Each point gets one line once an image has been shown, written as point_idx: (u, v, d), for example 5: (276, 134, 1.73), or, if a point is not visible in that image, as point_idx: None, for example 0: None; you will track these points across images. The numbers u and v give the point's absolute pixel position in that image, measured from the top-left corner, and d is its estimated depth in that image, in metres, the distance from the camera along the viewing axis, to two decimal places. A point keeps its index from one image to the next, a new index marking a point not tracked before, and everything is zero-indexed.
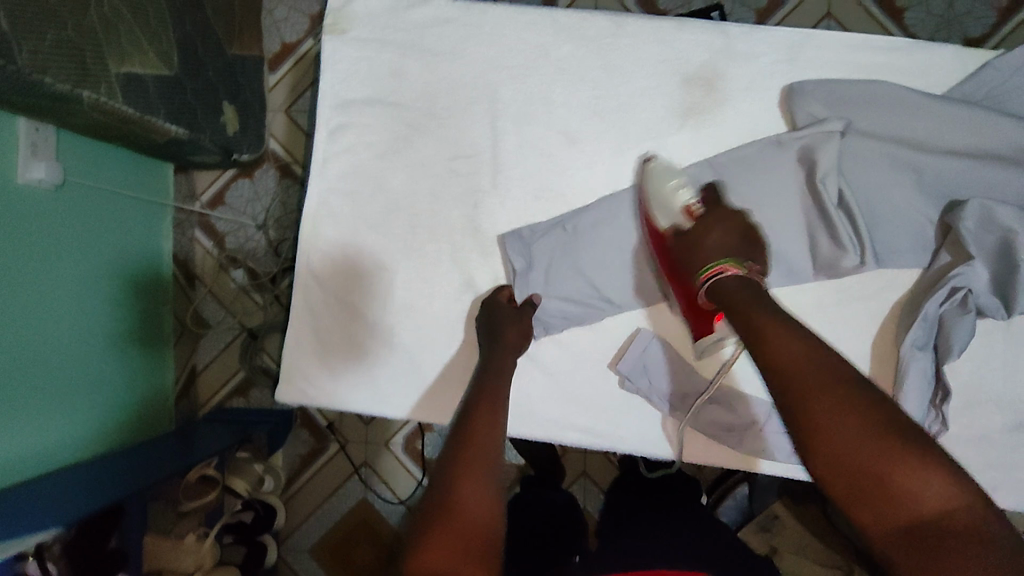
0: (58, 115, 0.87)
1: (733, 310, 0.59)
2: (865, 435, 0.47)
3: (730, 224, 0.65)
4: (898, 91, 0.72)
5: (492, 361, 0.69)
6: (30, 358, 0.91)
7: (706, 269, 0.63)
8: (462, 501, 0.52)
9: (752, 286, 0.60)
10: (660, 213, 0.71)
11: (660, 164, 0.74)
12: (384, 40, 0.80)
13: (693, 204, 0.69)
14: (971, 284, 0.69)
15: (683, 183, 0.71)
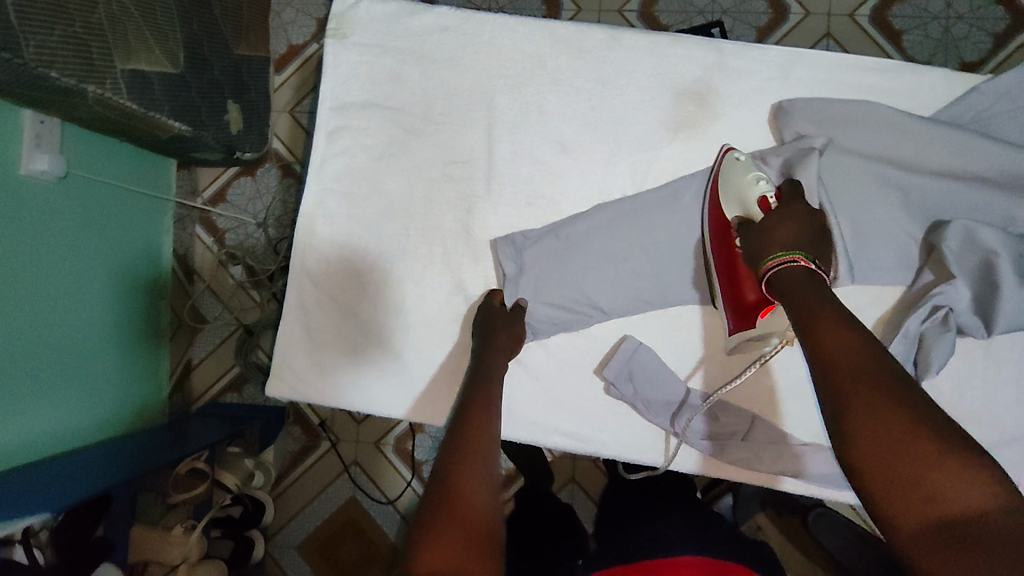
0: (63, 108, 0.89)
1: (792, 301, 0.59)
2: (904, 430, 0.46)
3: (806, 222, 0.66)
4: (884, 112, 0.74)
5: (482, 364, 0.70)
6: (29, 346, 0.92)
7: (772, 256, 0.63)
8: (461, 498, 0.52)
9: (819, 283, 0.60)
10: (730, 201, 0.71)
11: (741, 154, 0.74)
12: (385, 46, 0.82)
13: (769, 196, 0.69)
14: (953, 302, 0.70)
15: (763, 176, 0.71)
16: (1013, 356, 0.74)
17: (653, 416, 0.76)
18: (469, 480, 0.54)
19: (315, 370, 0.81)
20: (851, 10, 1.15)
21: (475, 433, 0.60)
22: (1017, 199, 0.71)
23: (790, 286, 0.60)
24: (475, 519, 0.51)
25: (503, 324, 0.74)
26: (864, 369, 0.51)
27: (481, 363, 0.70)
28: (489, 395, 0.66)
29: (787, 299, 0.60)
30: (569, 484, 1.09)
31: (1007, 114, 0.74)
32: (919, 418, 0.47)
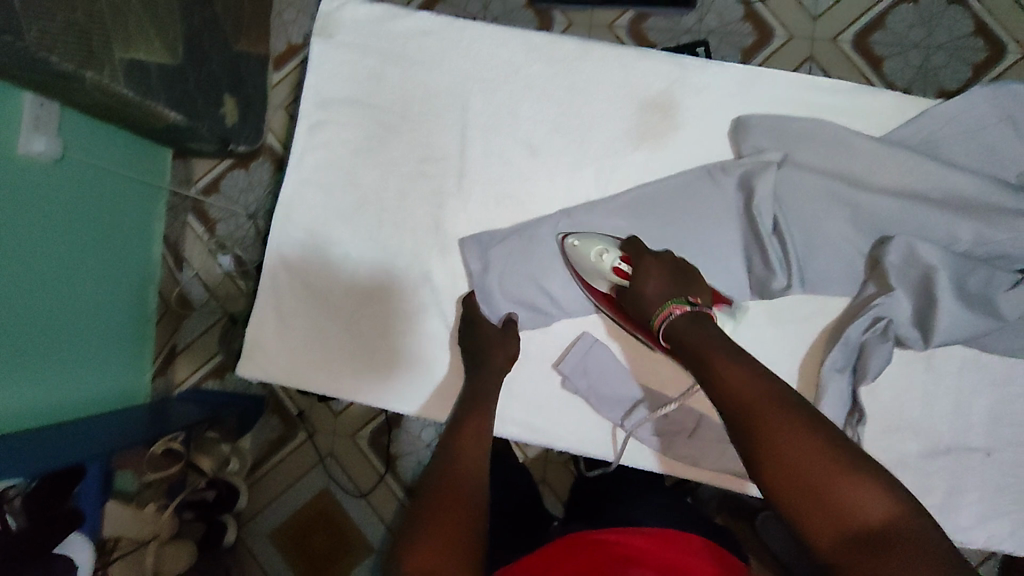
0: (64, 93, 0.93)
1: (689, 347, 0.66)
2: (812, 452, 0.52)
3: (664, 267, 0.74)
4: (835, 130, 0.78)
5: (471, 374, 0.77)
6: (16, 318, 0.95)
7: (656, 319, 0.71)
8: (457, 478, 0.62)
9: (701, 320, 0.68)
10: (596, 280, 0.77)
11: (575, 237, 0.78)
12: (368, 46, 0.86)
13: (619, 263, 0.76)
14: (892, 314, 0.74)
15: (604, 246, 0.76)
16: (954, 370, 0.77)
17: (606, 413, 0.79)
18: (460, 476, 0.62)
19: (285, 351, 0.84)
20: (834, 35, 1.19)
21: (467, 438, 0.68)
22: (958, 218, 0.74)
23: (679, 336, 0.67)
24: (458, 503, 0.59)
25: (471, 323, 0.80)
26: (767, 398, 0.56)
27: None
28: (483, 398, 0.74)
29: (682, 345, 0.67)
30: (542, 486, 1.08)
31: (953, 138, 0.78)
32: (824, 442, 0.52)
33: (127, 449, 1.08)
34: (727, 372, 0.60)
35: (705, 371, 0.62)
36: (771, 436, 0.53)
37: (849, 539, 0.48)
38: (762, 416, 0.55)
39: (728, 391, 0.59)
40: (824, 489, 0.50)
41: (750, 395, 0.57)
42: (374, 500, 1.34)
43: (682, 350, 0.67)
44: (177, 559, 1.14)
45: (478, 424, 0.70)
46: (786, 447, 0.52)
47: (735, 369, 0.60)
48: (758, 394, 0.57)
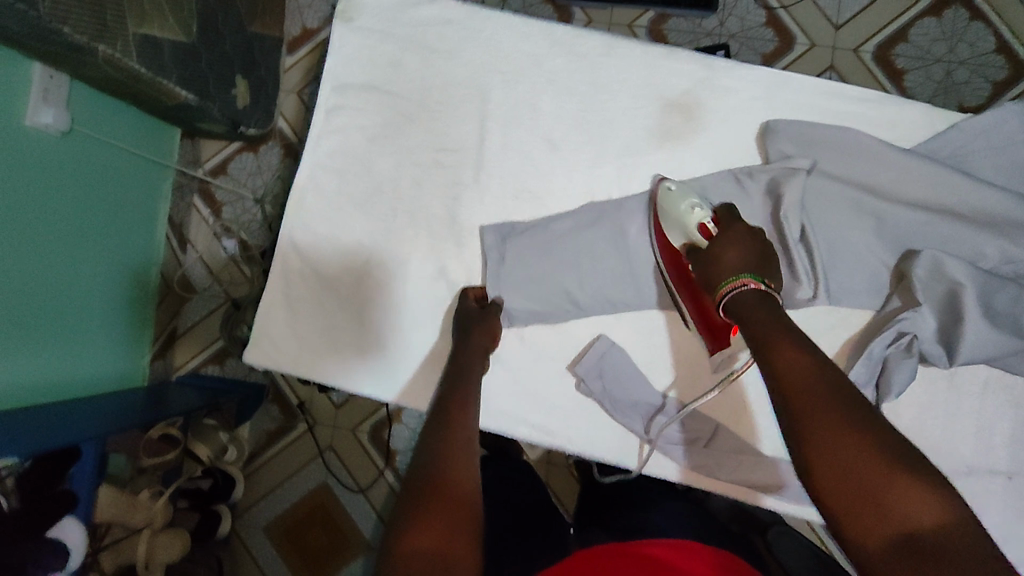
0: (73, 65, 0.91)
1: (750, 329, 0.62)
2: (859, 444, 0.50)
3: (753, 245, 0.68)
4: (865, 140, 0.75)
5: (460, 358, 0.74)
6: (15, 294, 0.93)
7: (723, 284, 0.66)
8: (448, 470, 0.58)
9: (771, 304, 0.63)
10: (673, 231, 0.73)
11: (674, 184, 0.74)
12: (387, 32, 0.84)
13: (707, 221, 0.70)
14: (917, 330, 0.72)
15: (699, 201, 0.72)
16: (974, 389, 0.75)
17: (621, 417, 0.77)
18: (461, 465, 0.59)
19: (293, 340, 0.82)
20: (856, 45, 1.18)
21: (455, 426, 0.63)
22: (987, 234, 0.73)
23: (743, 310, 0.63)
24: (452, 498, 0.54)
25: (478, 321, 0.76)
26: (818, 385, 0.55)
27: (468, 361, 0.73)
28: (468, 389, 0.69)
29: (748, 321, 0.63)
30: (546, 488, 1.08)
31: (984, 152, 0.76)
32: (873, 437, 0.50)
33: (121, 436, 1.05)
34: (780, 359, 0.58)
35: (759, 354, 0.60)
36: (823, 426, 0.52)
37: (885, 537, 0.47)
38: (811, 410, 0.53)
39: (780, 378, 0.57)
40: (869, 486, 0.48)
41: (804, 385, 0.55)
42: (372, 496, 1.33)
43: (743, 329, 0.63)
44: (171, 546, 1.12)
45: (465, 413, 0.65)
46: (834, 441, 0.51)
47: (790, 357, 0.58)
48: (811, 379, 0.55)
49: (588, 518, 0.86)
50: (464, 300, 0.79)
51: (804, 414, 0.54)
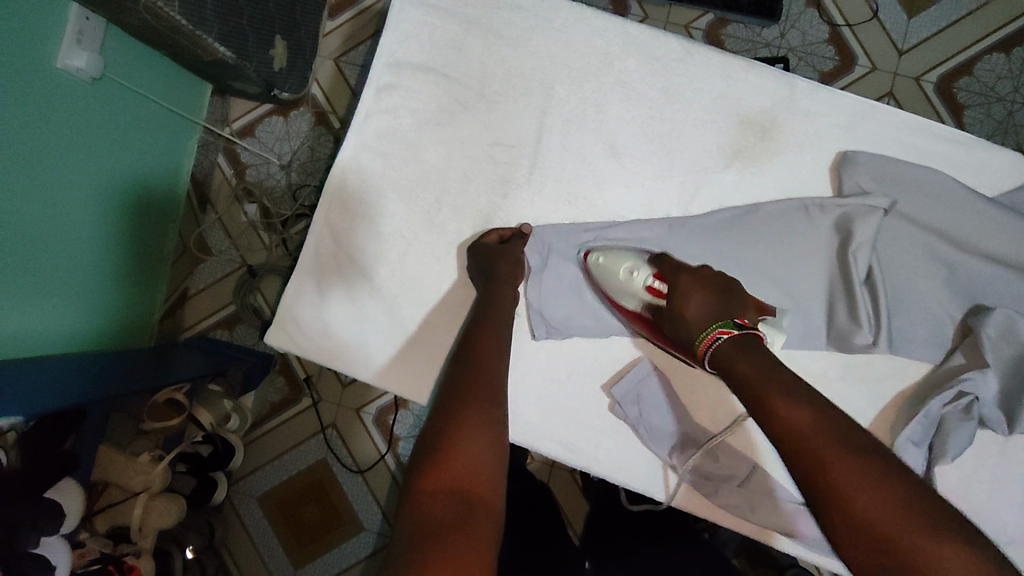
0: (112, 7, 0.87)
1: (739, 377, 0.60)
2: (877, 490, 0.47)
3: (705, 284, 0.68)
4: (946, 183, 0.71)
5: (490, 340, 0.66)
6: (31, 240, 0.90)
7: (700, 343, 0.65)
8: (456, 456, 0.55)
9: (748, 344, 0.62)
10: (623, 298, 0.73)
11: (598, 254, 0.74)
12: (451, 10, 0.79)
13: (652, 280, 0.72)
14: (980, 392, 0.68)
15: (633, 263, 0.73)
16: None
17: (650, 441, 0.74)
18: (481, 460, 0.55)
19: (319, 326, 0.79)
20: (918, 74, 1.12)
21: (466, 421, 0.58)
22: None
23: (726, 368, 0.62)
24: (485, 507, 0.53)
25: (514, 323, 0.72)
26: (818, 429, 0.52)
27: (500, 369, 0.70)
28: (496, 374, 0.63)
29: (731, 377, 0.61)
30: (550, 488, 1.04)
31: None
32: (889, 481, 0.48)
33: (122, 397, 1.02)
34: (782, 402, 0.55)
35: (756, 404, 0.57)
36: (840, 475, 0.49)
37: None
38: (828, 455, 0.50)
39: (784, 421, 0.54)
40: (891, 532, 0.45)
41: (812, 429, 0.52)
42: (371, 479, 1.30)
43: (728, 381, 0.61)
44: (166, 511, 1.10)
45: (486, 404, 0.59)
46: (858, 487, 0.48)
47: (791, 400, 0.55)
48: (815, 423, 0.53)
49: (608, 555, 0.84)
50: (496, 287, 0.71)
51: (823, 463, 0.50)
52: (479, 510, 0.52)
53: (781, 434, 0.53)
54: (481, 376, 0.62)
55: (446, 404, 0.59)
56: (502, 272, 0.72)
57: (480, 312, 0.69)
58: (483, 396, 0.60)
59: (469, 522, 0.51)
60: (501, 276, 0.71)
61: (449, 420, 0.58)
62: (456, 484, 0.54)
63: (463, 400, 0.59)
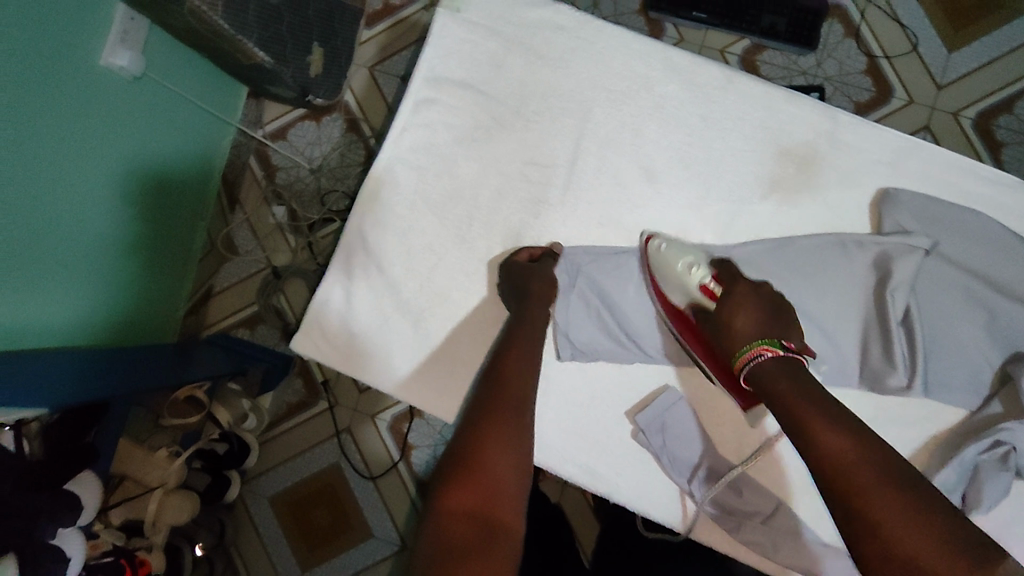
0: (158, 8, 0.90)
1: (780, 400, 0.60)
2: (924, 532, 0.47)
3: (759, 302, 0.68)
4: (987, 226, 0.71)
5: (514, 359, 0.66)
6: (66, 232, 0.91)
7: (742, 352, 0.66)
8: (480, 474, 0.55)
9: (792, 367, 0.62)
10: (672, 292, 0.73)
11: (663, 241, 0.73)
12: (493, 29, 0.79)
13: (708, 281, 0.71)
14: (1018, 442, 0.66)
15: (694, 259, 0.71)
16: None
17: (672, 472, 0.73)
18: (502, 479, 0.56)
19: (344, 334, 0.79)
20: (956, 109, 1.11)
21: (490, 443, 0.57)
22: None
23: (763, 385, 0.63)
24: (504, 528, 0.53)
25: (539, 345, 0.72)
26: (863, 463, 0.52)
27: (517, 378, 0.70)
28: (523, 393, 0.63)
29: (770, 396, 0.61)
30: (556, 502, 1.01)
31: None
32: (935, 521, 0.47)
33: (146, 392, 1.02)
34: (825, 440, 0.55)
35: (799, 435, 0.57)
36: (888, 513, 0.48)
37: None
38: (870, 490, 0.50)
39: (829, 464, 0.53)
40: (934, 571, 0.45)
41: (858, 469, 0.52)
42: (382, 487, 1.30)
43: (768, 399, 0.62)
44: (180, 510, 1.10)
45: (513, 422, 0.59)
46: (905, 527, 0.47)
47: (832, 435, 0.55)
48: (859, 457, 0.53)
49: None
50: (527, 306, 0.71)
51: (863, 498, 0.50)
52: (501, 536, 0.52)
53: (827, 464, 0.53)
54: (508, 396, 0.62)
55: (472, 420, 0.59)
56: (534, 288, 0.71)
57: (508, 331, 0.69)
58: (509, 418, 0.60)
59: (489, 543, 0.51)
60: (533, 293, 0.71)
61: (474, 439, 0.57)
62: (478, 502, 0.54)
63: (488, 415, 0.59)
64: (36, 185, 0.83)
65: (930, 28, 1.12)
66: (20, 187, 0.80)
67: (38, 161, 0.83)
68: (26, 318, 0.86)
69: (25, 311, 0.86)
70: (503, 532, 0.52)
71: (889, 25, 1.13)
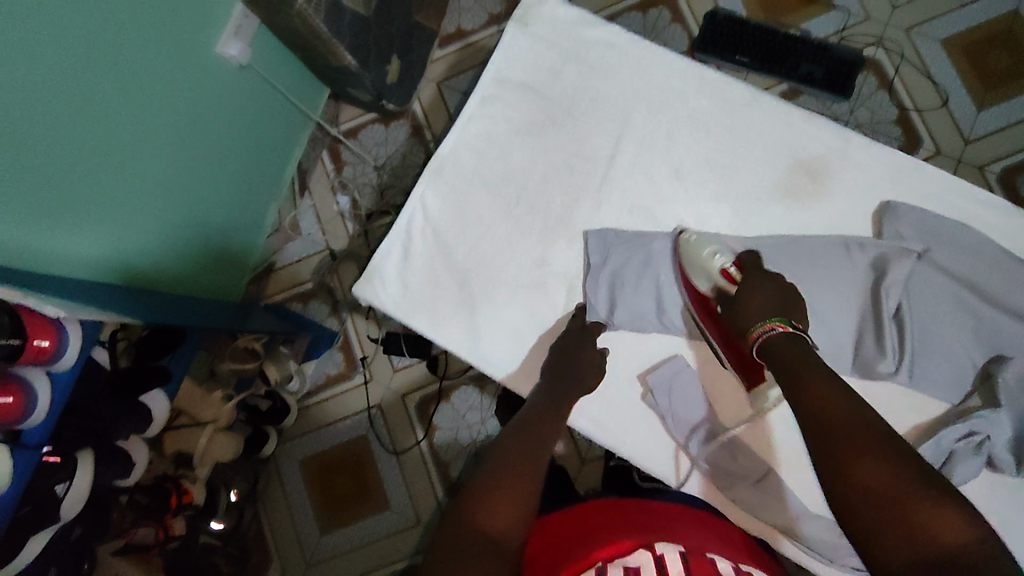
0: (271, 7, 1.03)
1: (783, 367, 0.67)
2: (889, 467, 0.53)
3: (769, 290, 0.75)
4: (981, 240, 0.79)
5: (562, 384, 0.80)
6: (172, 190, 1.02)
7: (753, 331, 0.72)
8: (518, 450, 0.69)
9: (798, 344, 0.68)
10: (698, 276, 0.81)
11: (692, 235, 0.84)
12: (554, 43, 0.93)
13: (729, 267, 0.79)
14: (991, 432, 0.75)
15: (718, 248, 0.81)
16: None
17: (676, 431, 0.82)
18: (527, 456, 0.69)
19: (399, 286, 0.90)
20: (982, 163, 1.20)
21: (531, 441, 0.71)
22: None
23: (773, 357, 0.69)
24: (523, 492, 0.65)
25: (578, 339, 0.84)
26: (845, 415, 0.59)
27: (561, 354, 0.84)
28: (559, 395, 0.79)
29: (777, 364, 0.68)
30: (574, 484, 1.16)
31: None
32: (897, 462, 0.53)
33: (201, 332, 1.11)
34: (816, 393, 0.62)
35: (791, 388, 0.64)
36: (856, 452, 0.55)
37: (913, 553, 0.48)
38: (843, 434, 0.57)
39: (812, 408, 0.61)
40: (893, 502, 0.51)
41: (839, 416, 0.59)
42: (404, 461, 1.39)
43: (773, 365, 0.69)
44: (225, 449, 1.22)
45: (550, 426, 0.74)
46: (867, 468, 0.54)
47: (822, 389, 0.62)
48: (837, 411, 0.59)
49: None
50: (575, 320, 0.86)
51: (834, 440, 0.57)
52: (520, 489, 0.65)
53: (813, 416, 0.60)
54: (548, 412, 0.76)
55: (521, 422, 0.75)
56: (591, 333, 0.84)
57: (558, 357, 0.83)
58: (546, 423, 0.75)
59: (518, 496, 0.64)
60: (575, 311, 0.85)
61: (518, 431, 0.73)
62: (516, 469, 0.67)
63: (529, 423, 0.74)
64: (156, 141, 0.94)
65: (960, 85, 1.22)
66: (147, 142, 0.92)
67: (165, 123, 0.95)
68: (130, 260, 0.97)
69: (134, 251, 0.98)
70: (531, 487, 0.66)
71: (922, 82, 1.23)
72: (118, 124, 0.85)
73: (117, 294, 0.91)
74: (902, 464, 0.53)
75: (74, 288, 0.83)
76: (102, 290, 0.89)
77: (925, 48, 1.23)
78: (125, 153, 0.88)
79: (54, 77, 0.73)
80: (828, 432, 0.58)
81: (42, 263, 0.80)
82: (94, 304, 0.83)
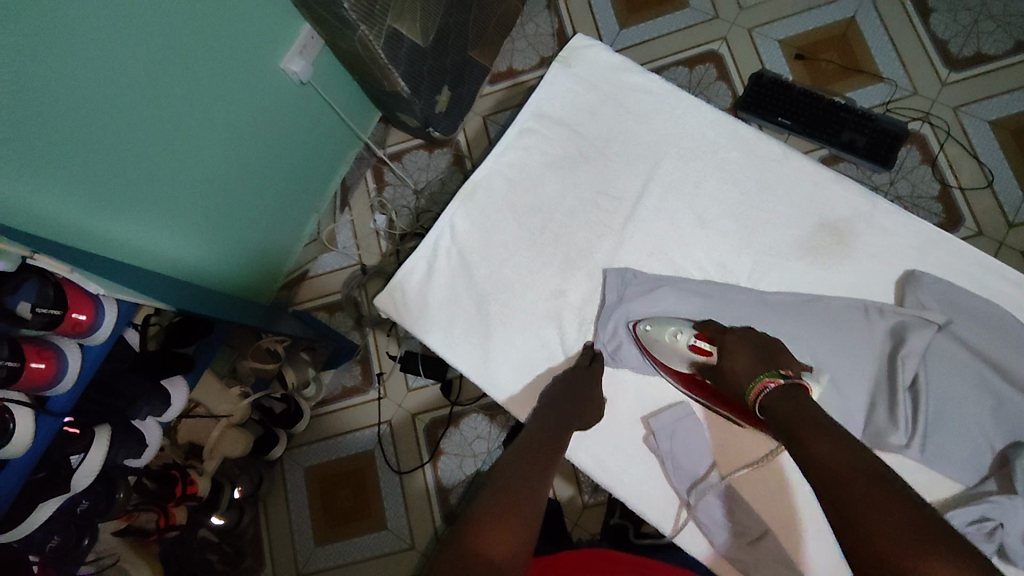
0: (335, 33, 1.09)
1: (780, 422, 0.68)
2: (892, 520, 0.53)
3: (747, 343, 0.78)
4: (1007, 318, 0.77)
5: (561, 412, 0.80)
6: (221, 189, 1.08)
7: (752, 393, 0.73)
8: (516, 482, 0.68)
9: (791, 393, 0.70)
10: (673, 360, 0.82)
11: (647, 323, 0.84)
12: (594, 85, 0.96)
13: (693, 340, 0.81)
14: (1004, 519, 0.71)
15: (676, 327, 0.82)
16: None
17: (676, 479, 0.82)
18: (522, 488, 0.68)
19: (418, 301, 0.92)
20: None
21: (529, 471, 0.71)
22: None
23: (773, 412, 0.70)
24: (520, 528, 0.63)
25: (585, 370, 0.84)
26: (852, 470, 0.59)
27: (568, 383, 0.84)
28: (564, 426, 0.79)
29: (776, 422, 0.69)
30: (571, 530, 1.16)
31: None
32: (901, 515, 0.53)
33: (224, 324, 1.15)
34: (816, 450, 0.62)
35: (793, 446, 0.65)
36: (858, 506, 0.55)
37: None
38: (846, 489, 0.57)
39: (820, 469, 0.61)
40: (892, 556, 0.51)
41: (843, 470, 0.59)
42: (407, 481, 1.39)
43: (773, 425, 0.70)
44: (233, 446, 1.23)
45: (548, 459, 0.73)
46: (875, 520, 0.53)
47: (821, 445, 0.62)
48: (841, 467, 0.59)
49: None
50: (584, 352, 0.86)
51: (838, 496, 0.57)
52: (515, 525, 0.63)
53: (817, 472, 0.61)
54: (545, 443, 0.75)
55: (518, 453, 0.74)
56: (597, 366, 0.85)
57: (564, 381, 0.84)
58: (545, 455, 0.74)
59: (512, 531, 0.62)
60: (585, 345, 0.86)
61: (516, 462, 0.72)
62: (512, 503, 0.65)
63: (525, 454, 0.73)
64: (213, 143, 1.01)
65: (1006, 168, 1.21)
66: (203, 143, 0.98)
67: (223, 126, 1.01)
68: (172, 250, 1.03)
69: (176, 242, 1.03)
70: (528, 522, 0.64)
71: (967, 160, 1.22)
72: (175, 126, 0.91)
73: (156, 279, 0.95)
74: (907, 515, 0.53)
75: (116, 269, 0.88)
76: (145, 274, 0.93)
77: (972, 127, 1.23)
78: (182, 151, 0.95)
79: (128, 77, 0.79)
80: (831, 489, 0.58)
81: (90, 245, 0.86)
82: (131, 286, 0.88)
